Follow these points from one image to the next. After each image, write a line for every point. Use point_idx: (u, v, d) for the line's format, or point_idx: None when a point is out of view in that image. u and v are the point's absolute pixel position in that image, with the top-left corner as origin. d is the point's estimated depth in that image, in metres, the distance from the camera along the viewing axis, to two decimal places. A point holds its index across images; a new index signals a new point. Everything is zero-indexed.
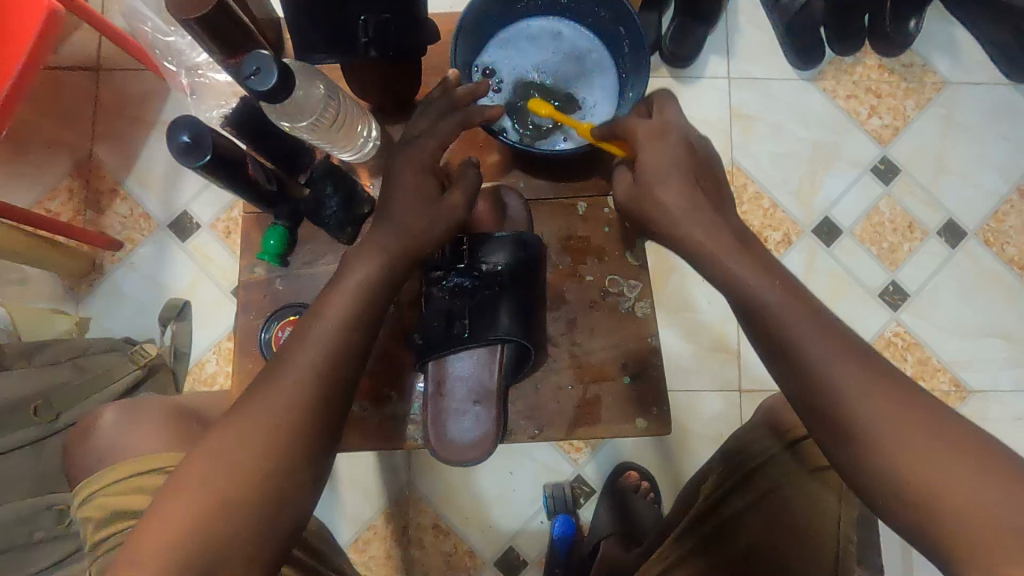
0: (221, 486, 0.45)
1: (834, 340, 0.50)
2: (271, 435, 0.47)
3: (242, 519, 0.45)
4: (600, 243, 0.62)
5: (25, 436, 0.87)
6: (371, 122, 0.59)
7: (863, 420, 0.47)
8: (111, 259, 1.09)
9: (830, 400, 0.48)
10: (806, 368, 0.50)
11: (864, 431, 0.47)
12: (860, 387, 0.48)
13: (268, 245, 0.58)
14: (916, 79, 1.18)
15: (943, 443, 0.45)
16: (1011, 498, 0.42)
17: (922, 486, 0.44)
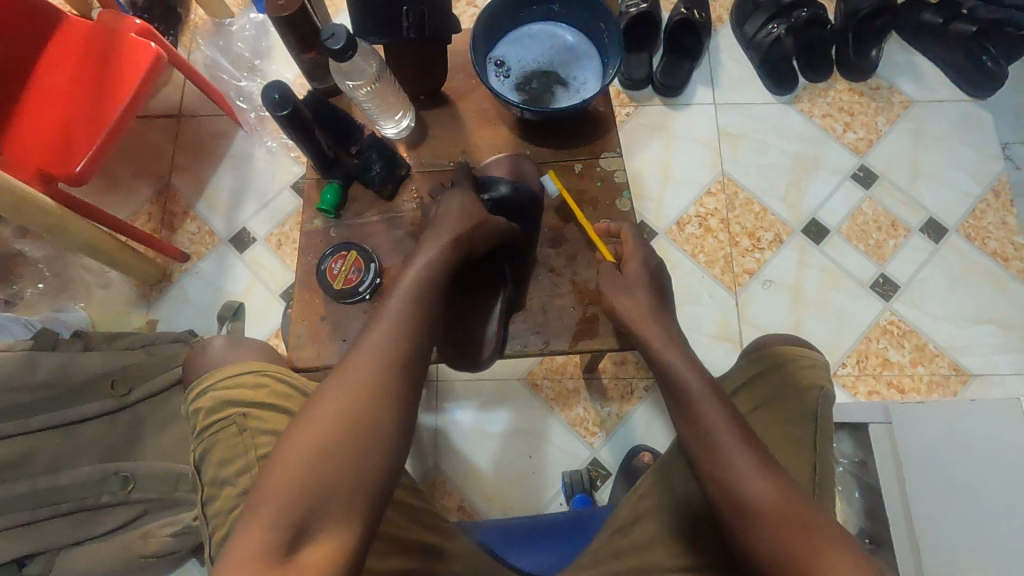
0: (306, 466, 0.49)
1: (740, 432, 0.58)
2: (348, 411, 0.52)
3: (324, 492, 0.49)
4: (594, 194, 0.74)
5: (102, 407, 0.99)
6: (409, 105, 0.74)
7: (753, 509, 0.53)
8: (179, 270, 1.26)
9: (727, 475, 0.56)
10: (714, 449, 0.57)
11: (750, 503, 0.54)
12: (755, 471, 0.55)
13: (326, 198, 0.72)
14: (884, 99, 1.32)
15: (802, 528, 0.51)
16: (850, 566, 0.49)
17: (790, 545, 0.51)
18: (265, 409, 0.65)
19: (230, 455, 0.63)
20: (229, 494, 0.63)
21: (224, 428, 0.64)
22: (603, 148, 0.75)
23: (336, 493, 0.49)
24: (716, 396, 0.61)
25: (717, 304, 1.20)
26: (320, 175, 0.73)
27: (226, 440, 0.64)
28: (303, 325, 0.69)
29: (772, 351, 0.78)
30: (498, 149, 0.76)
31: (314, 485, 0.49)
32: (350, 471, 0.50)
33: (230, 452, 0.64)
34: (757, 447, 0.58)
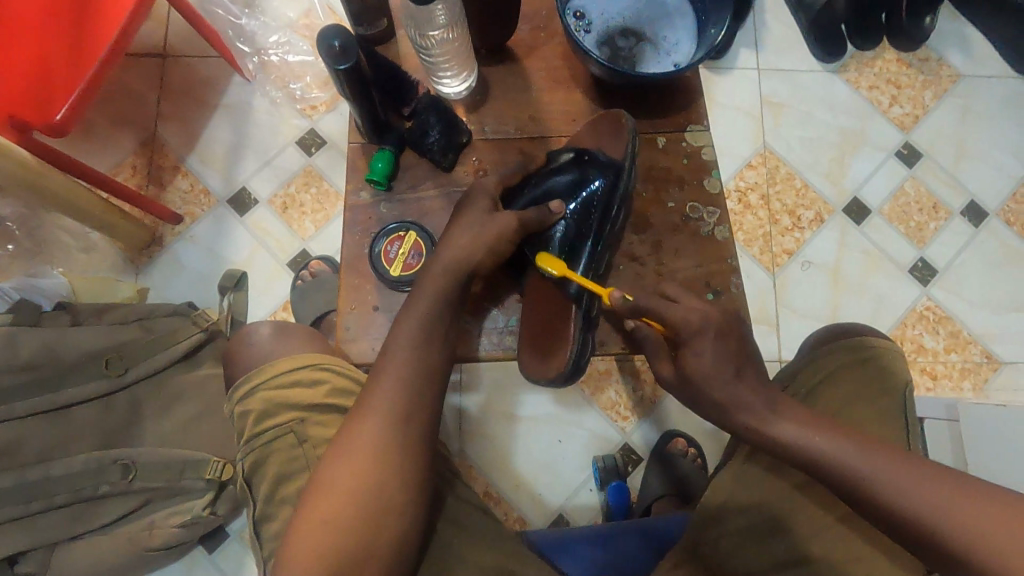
0: (339, 515, 0.51)
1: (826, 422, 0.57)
2: (376, 452, 0.52)
3: (361, 538, 0.50)
4: (680, 172, 0.66)
5: (97, 388, 0.89)
6: (472, 64, 0.63)
7: (843, 457, 0.54)
8: (171, 233, 1.13)
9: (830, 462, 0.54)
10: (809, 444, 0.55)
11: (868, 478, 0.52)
12: (853, 449, 0.54)
13: (376, 166, 0.62)
14: (932, 72, 1.26)
15: (958, 499, 0.50)
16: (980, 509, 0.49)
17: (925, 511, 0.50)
18: (328, 412, 0.60)
19: (289, 470, 0.58)
20: (283, 517, 0.57)
21: (282, 436, 0.58)
22: (688, 120, 0.67)
23: (383, 506, 0.51)
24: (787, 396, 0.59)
25: (756, 286, 1.15)
26: (368, 140, 0.63)
27: (284, 451, 0.58)
28: (353, 314, 0.61)
29: (855, 340, 0.71)
30: (572, 116, 0.66)
31: (344, 535, 0.50)
32: (383, 507, 0.51)
33: (287, 466, 0.58)
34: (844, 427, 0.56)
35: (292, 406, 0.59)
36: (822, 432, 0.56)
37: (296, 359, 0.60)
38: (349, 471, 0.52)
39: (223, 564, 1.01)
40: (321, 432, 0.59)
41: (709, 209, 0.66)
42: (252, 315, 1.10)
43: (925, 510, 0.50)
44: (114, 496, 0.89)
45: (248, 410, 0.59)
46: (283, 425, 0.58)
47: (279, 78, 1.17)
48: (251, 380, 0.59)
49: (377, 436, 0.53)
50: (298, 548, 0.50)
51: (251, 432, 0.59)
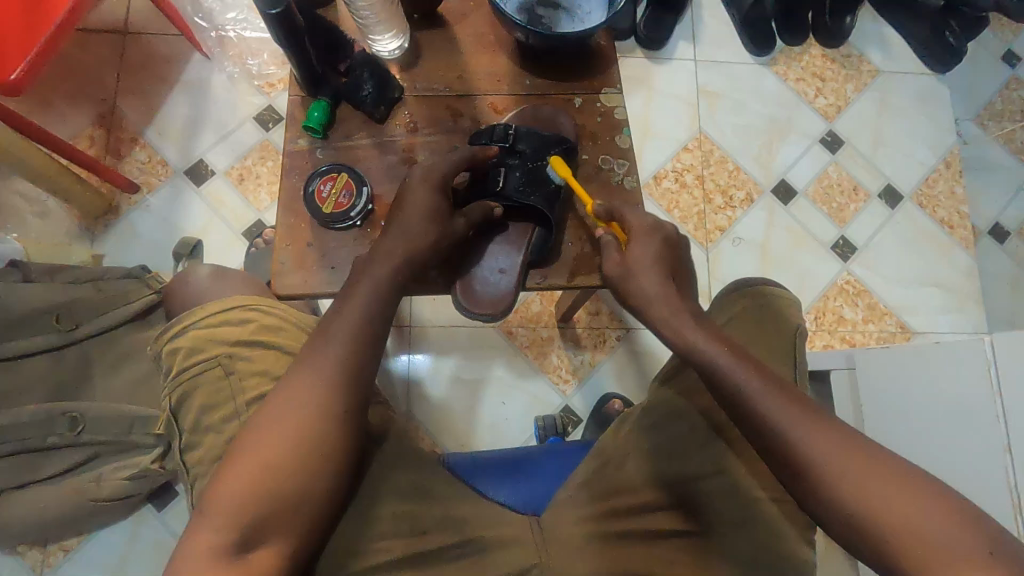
0: (271, 462, 0.53)
1: (791, 402, 0.55)
2: (319, 406, 0.55)
3: (294, 486, 0.53)
4: (594, 129, 0.72)
5: (46, 341, 0.91)
6: (403, 26, 0.69)
7: (789, 433, 0.54)
8: (128, 202, 1.16)
9: (787, 443, 0.54)
10: (768, 426, 0.55)
11: (820, 469, 0.52)
12: (810, 437, 0.53)
13: (313, 115, 0.67)
14: (854, 68, 1.36)
15: (909, 499, 0.50)
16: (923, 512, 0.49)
17: (867, 509, 0.50)
18: (252, 347, 0.64)
19: (214, 400, 0.62)
20: (213, 438, 0.61)
21: (208, 369, 0.63)
22: (603, 84, 0.73)
23: (316, 459, 0.54)
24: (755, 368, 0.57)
25: (691, 259, 1.23)
26: (306, 92, 0.69)
27: (210, 383, 0.63)
28: (288, 250, 0.65)
29: (762, 294, 0.78)
30: (497, 77, 0.73)
31: (265, 501, 0.52)
32: (315, 461, 0.54)
33: (214, 398, 0.63)
34: (811, 414, 0.55)
35: (216, 342, 0.64)
36: (787, 402, 0.55)
37: (224, 302, 0.66)
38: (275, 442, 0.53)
39: (172, 521, 1.05)
40: (245, 365, 0.63)
41: (620, 161, 0.71)
42: None
43: (849, 483, 0.51)
44: (62, 448, 0.92)
45: (178, 347, 0.64)
46: (209, 360, 0.63)
47: (238, 56, 1.21)
48: (182, 320, 0.64)
49: (305, 412, 0.54)
50: (227, 486, 0.52)
51: (181, 366, 0.63)
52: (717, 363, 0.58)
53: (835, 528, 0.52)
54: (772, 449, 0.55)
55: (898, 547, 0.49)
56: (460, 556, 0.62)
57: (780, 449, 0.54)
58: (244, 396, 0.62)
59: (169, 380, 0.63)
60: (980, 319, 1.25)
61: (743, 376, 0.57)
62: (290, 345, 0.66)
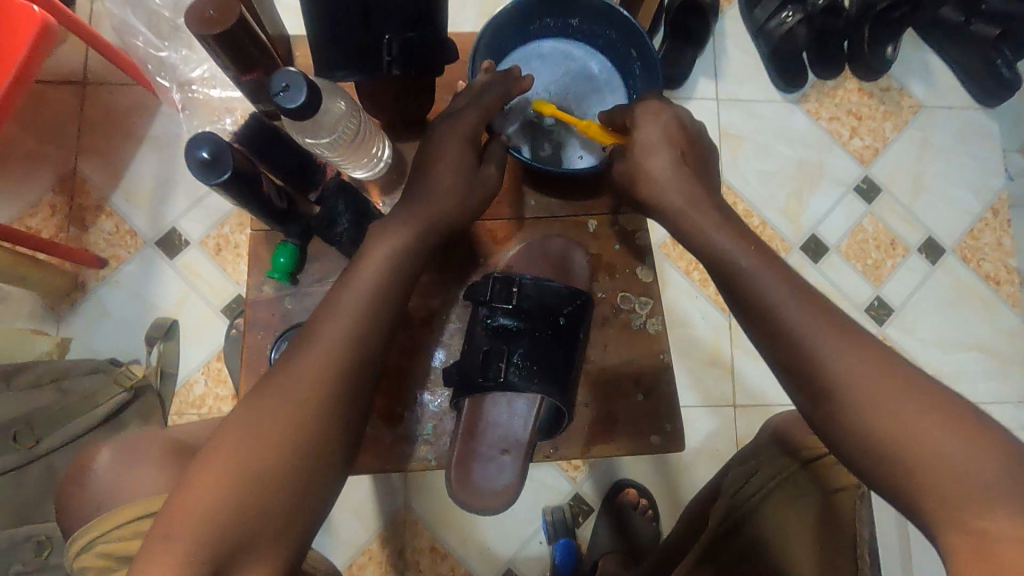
0: (247, 440, 0.45)
1: (840, 334, 0.50)
2: (312, 378, 0.48)
3: (273, 466, 0.45)
4: (611, 259, 0.62)
5: (4, 463, 0.84)
6: (379, 137, 0.58)
7: (832, 370, 0.48)
8: (94, 277, 1.06)
9: (825, 384, 0.49)
10: (805, 358, 0.50)
11: (860, 412, 0.47)
12: (857, 377, 0.48)
13: (278, 262, 0.57)
14: (894, 103, 1.23)
15: (965, 437, 0.44)
16: (979, 456, 0.43)
17: (913, 457, 0.44)
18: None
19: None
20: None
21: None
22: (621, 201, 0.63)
23: (303, 441, 0.47)
24: (809, 302, 0.52)
25: (713, 327, 1.12)
26: (270, 229, 0.58)
27: None
28: None
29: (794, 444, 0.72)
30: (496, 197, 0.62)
31: (239, 478, 0.44)
32: (303, 430, 0.47)
33: None
34: (863, 346, 0.49)
35: (129, 560, 0.58)
36: (834, 330, 0.50)
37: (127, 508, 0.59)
38: (259, 413, 0.47)
39: None
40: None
41: (641, 298, 0.61)
42: (184, 367, 1.04)
43: (901, 431, 0.45)
44: None
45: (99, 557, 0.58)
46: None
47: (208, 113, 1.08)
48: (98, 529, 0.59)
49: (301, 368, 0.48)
50: (205, 467, 0.45)
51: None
52: (763, 279, 0.53)
53: (883, 479, 0.46)
54: (814, 394, 0.49)
55: (936, 495, 0.43)
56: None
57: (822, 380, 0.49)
58: None
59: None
60: None
61: (787, 305, 0.52)
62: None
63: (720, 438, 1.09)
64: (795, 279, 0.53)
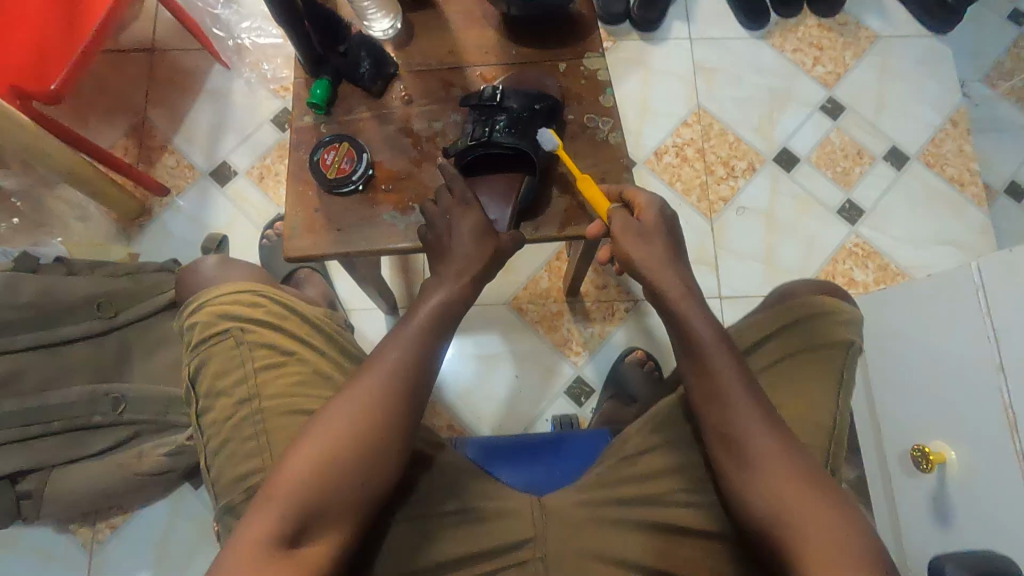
0: (289, 502, 0.54)
1: (755, 400, 0.58)
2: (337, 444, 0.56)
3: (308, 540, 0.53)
4: (579, 91, 0.76)
5: (90, 327, 0.99)
6: (396, 7, 0.76)
7: (745, 429, 0.56)
8: (159, 204, 1.25)
9: (736, 439, 0.57)
10: (725, 412, 0.58)
11: (755, 457, 0.56)
12: (763, 444, 0.56)
13: (315, 92, 0.72)
14: (852, 35, 1.37)
15: (815, 502, 0.53)
16: (831, 515, 0.53)
17: (782, 510, 0.53)
18: (263, 326, 0.69)
19: (226, 370, 0.67)
20: (225, 404, 0.67)
21: (222, 340, 0.68)
22: (586, 49, 0.78)
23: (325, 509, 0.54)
24: (732, 352, 0.60)
25: (695, 230, 1.25)
26: (308, 74, 0.74)
27: (224, 351, 0.68)
28: (297, 216, 0.71)
29: (799, 297, 0.72)
30: (485, 49, 0.77)
31: (282, 540, 0.52)
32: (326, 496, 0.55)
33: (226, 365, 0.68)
34: (767, 416, 0.57)
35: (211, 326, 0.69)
36: (752, 395, 0.58)
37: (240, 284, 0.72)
38: (314, 456, 0.55)
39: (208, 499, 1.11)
40: (255, 339, 0.68)
41: (604, 118, 0.75)
42: None
43: (775, 490, 0.54)
44: (106, 426, 0.99)
45: (195, 320, 0.70)
46: (221, 333, 0.68)
47: (253, 64, 1.30)
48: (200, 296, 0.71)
49: (351, 419, 0.57)
50: (246, 532, 0.53)
51: (200, 337, 0.69)
52: (716, 350, 0.59)
53: (756, 524, 0.55)
54: (721, 433, 0.58)
55: (804, 548, 0.52)
56: (459, 533, 0.65)
57: (741, 445, 0.56)
58: (254, 365, 0.67)
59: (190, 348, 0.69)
60: None
61: (726, 364, 0.59)
62: (297, 330, 0.70)
63: None
64: (742, 364, 0.59)
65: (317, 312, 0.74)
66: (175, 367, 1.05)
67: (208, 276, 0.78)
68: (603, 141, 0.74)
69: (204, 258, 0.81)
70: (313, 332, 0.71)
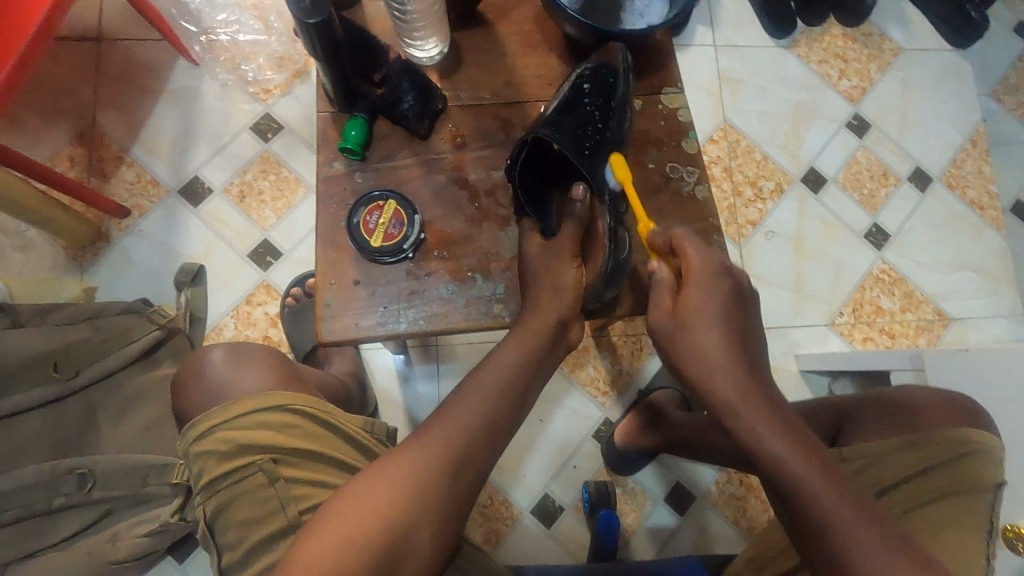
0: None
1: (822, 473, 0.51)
2: (358, 540, 0.49)
3: None
4: (657, 135, 0.66)
5: (43, 395, 0.83)
6: (445, 30, 0.62)
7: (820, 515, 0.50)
8: (117, 228, 1.06)
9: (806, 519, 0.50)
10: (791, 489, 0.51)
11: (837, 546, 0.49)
12: (845, 528, 0.49)
13: (349, 134, 0.60)
14: (876, 47, 1.31)
15: None
16: None
17: None
18: (299, 453, 0.63)
19: (259, 511, 0.62)
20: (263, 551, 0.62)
21: (251, 475, 0.62)
22: (663, 83, 0.68)
23: None
24: (790, 430, 0.54)
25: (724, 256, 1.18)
26: (339, 108, 0.62)
27: (254, 492, 0.62)
28: (332, 290, 0.58)
29: (934, 421, 0.62)
30: (547, 80, 0.65)
31: None
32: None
33: (257, 506, 0.62)
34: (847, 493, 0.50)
35: (233, 459, 0.62)
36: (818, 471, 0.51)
37: (265, 399, 0.64)
38: (332, 550, 0.48)
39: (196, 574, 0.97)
40: (293, 472, 0.63)
41: (688, 168, 0.66)
42: (212, 312, 1.04)
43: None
44: (72, 508, 0.83)
45: (211, 451, 0.63)
46: (252, 465, 0.62)
47: (227, 61, 1.12)
48: (213, 419, 0.63)
49: (373, 502, 0.51)
50: None
51: (221, 471, 0.62)
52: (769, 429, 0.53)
53: None
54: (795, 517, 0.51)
55: None
56: None
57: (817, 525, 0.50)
58: (291, 504, 0.62)
59: (210, 485, 0.63)
60: (1014, 302, 1.23)
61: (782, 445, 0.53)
62: (338, 454, 0.64)
63: None
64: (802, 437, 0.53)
65: (355, 423, 0.68)
66: (153, 430, 0.90)
67: (220, 372, 0.69)
68: (688, 196, 0.65)
69: (211, 350, 0.71)
70: (353, 453, 0.66)
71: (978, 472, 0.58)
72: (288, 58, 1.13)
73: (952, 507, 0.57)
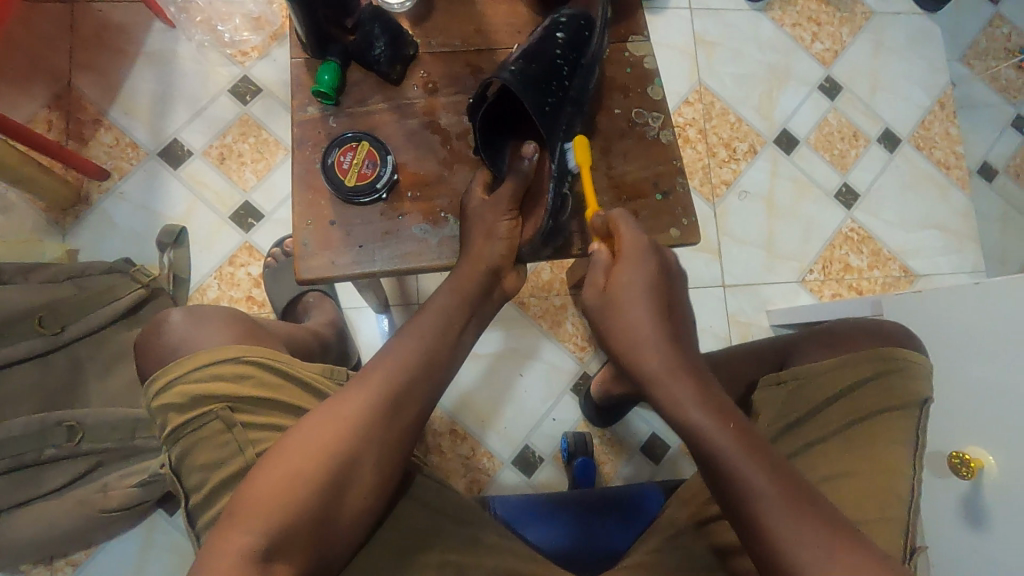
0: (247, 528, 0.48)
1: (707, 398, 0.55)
2: (297, 471, 0.51)
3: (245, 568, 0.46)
4: (623, 81, 0.69)
5: (31, 348, 0.83)
6: None
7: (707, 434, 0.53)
8: (98, 190, 1.06)
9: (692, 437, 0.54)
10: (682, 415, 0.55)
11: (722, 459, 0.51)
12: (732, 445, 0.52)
13: (323, 79, 0.62)
14: (848, 10, 1.34)
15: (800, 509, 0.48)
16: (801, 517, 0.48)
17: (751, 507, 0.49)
18: (255, 400, 0.61)
19: (220, 457, 0.60)
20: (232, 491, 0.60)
21: (210, 423, 0.60)
22: (629, 32, 0.71)
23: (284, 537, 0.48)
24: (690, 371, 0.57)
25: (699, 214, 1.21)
26: (313, 54, 0.64)
27: (215, 438, 0.60)
28: (310, 230, 0.62)
29: (863, 343, 0.65)
30: (516, 28, 0.68)
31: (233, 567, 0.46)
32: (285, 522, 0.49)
33: (218, 453, 0.60)
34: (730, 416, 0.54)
35: (189, 408, 0.60)
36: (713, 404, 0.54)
37: (220, 351, 0.62)
38: (273, 478, 0.50)
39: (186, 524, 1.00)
40: (251, 418, 0.61)
41: (653, 114, 0.69)
42: (195, 272, 1.06)
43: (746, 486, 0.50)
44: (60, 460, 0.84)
45: (168, 404, 0.60)
46: (209, 413, 0.60)
47: (205, 23, 1.12)
48: (169, 373, 0.61)
49: (311, 437, 0.52)
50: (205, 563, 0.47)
51: (180, 421, 0.60)
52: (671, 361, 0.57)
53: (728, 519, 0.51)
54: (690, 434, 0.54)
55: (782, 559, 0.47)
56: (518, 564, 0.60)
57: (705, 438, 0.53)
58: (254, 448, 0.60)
59: (168, 436, 0.60)
60: (978, 258, 1.27)
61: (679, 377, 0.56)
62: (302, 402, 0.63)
63: (712, 315, 1.18)
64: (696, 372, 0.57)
65: (317, 371, 0.66)
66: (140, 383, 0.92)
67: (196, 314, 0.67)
68: (654, 139, 0.69)
69: (169, 314, 0.66)
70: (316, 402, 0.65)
71: (894, 394, 0.61)
72: (266, 20, 1.13)
73: (872, 426, 0.61)
